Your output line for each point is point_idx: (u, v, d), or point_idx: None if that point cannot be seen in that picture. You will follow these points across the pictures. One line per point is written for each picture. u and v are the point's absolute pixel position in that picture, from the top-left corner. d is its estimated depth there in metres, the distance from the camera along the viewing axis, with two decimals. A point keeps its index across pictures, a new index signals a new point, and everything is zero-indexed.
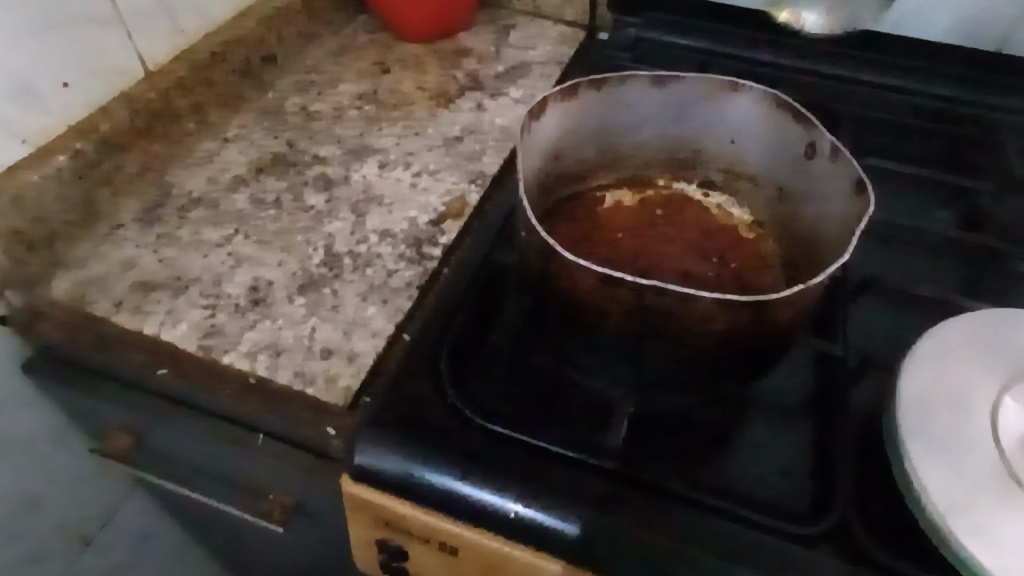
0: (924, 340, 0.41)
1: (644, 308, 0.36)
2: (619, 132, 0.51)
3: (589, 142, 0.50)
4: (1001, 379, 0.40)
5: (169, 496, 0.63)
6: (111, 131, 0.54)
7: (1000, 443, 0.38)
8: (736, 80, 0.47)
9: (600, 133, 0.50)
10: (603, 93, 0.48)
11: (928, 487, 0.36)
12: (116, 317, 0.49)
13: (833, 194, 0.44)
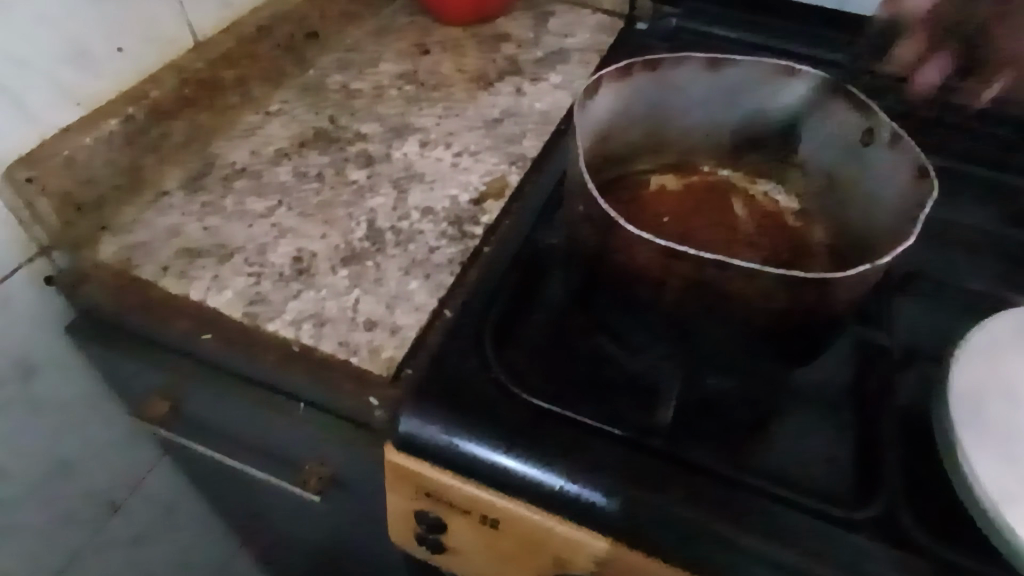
0: (977, 330, 0.41)
1: (703, 283, 0.36)
2: (669, 116, 0.50)
3: (638, 126, 0.50)
4: None
5: (200, 466, 0.64)
6: (161, 98, 0.55)
7: None
8: (793, 65, 0.47)
9: (649, 115, 0.50)
10: (655, 75, 0.47)
11: (980, 477, 0.36)
12: (162, 281, 0.49)
13: (889, 183, 0.43)
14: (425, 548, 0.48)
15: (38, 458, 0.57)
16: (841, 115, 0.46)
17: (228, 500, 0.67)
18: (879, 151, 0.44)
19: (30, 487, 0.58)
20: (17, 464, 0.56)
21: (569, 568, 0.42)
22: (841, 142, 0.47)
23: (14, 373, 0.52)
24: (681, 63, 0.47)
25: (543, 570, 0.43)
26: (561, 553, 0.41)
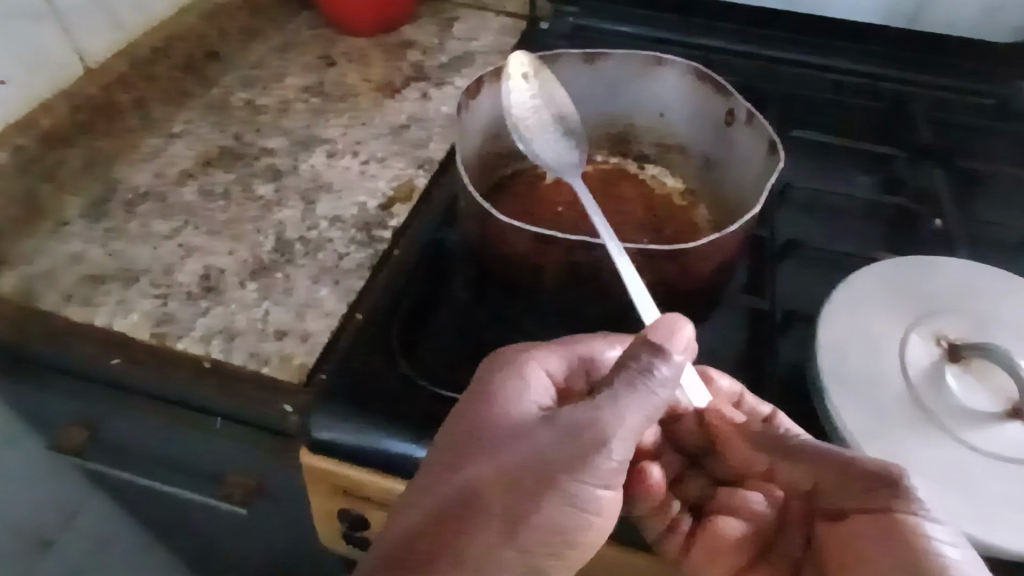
0: (838, 293, 0.45)
1: (575, 263, 0.39)
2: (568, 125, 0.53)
3: (546, 138, 0.52)
4: (910, 320, 0.44)
5: (129, 493, 0.63)
6: (52, 126, 0.55)
7: (908, 378, 0.41)
8: (659, 56, 0.50)
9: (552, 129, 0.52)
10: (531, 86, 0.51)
11: (846, 418, 0.40)
12: (66, 310, 0.49)
13: (752, 158, 0.47)
14: (352, 545, 0.50)
15: None
16: (706, 96, 0.50)
17: (166, 524, 0.66)
18: (740, 128, 0.48)
19: None
20: None
21: None
22: (712, 121, 0.51)
23: None
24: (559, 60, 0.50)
25: None
26: None
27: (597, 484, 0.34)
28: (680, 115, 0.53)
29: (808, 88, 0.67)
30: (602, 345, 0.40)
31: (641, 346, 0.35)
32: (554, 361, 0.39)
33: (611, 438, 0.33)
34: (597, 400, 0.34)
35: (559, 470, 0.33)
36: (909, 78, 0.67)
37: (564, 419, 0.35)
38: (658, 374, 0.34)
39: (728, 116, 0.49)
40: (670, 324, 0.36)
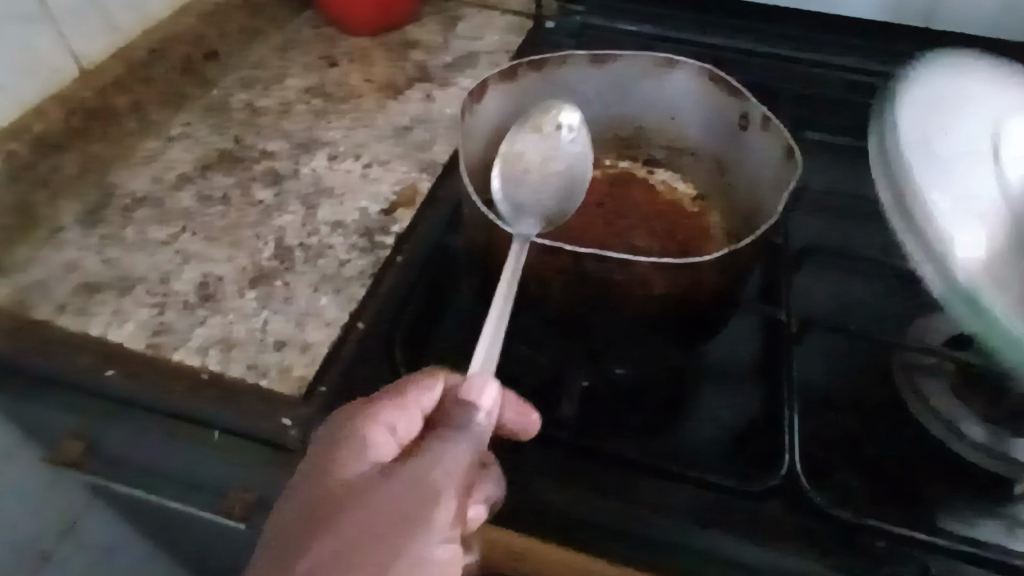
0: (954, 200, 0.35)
1: (584, 276, 0.37)
2: (559, 182, 0.47)
3: (526, 188, 0.46)
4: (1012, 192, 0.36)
5: (128, 503, 0.62)
6: (46, 131, 0.53)
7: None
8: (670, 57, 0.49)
9: (544, 179, 0.47)
10: (557, 134, 0.48)
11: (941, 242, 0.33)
12: (61, 321, 0.48)
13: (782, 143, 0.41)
14: None
15: None
16: (719, 98, 0.48)
17: (164, 533, 0.65)
18: (754, 132, 0.46)
19: None
20: None
21: None
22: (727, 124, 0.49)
23: None
24: (567, 62, 0.49)
25: None
26: None
27: (437, 543, 0.31)
28: (693, 119, 0.51)
29: (822, 88, 0.65)
30: (434, 390, 0.36)
31: (453, 404, 0.35)
32: (397, 416, 0.35)
33: (443, 490, 0.32)
34: (423, 459, 0.33)
35: (395, 537, 0.31)
36: None
37: (394, 482, 0.32)
38: (475, 424, 0.34)
39: (743, 120, 0.47)
40: (477, 378, 0.35)
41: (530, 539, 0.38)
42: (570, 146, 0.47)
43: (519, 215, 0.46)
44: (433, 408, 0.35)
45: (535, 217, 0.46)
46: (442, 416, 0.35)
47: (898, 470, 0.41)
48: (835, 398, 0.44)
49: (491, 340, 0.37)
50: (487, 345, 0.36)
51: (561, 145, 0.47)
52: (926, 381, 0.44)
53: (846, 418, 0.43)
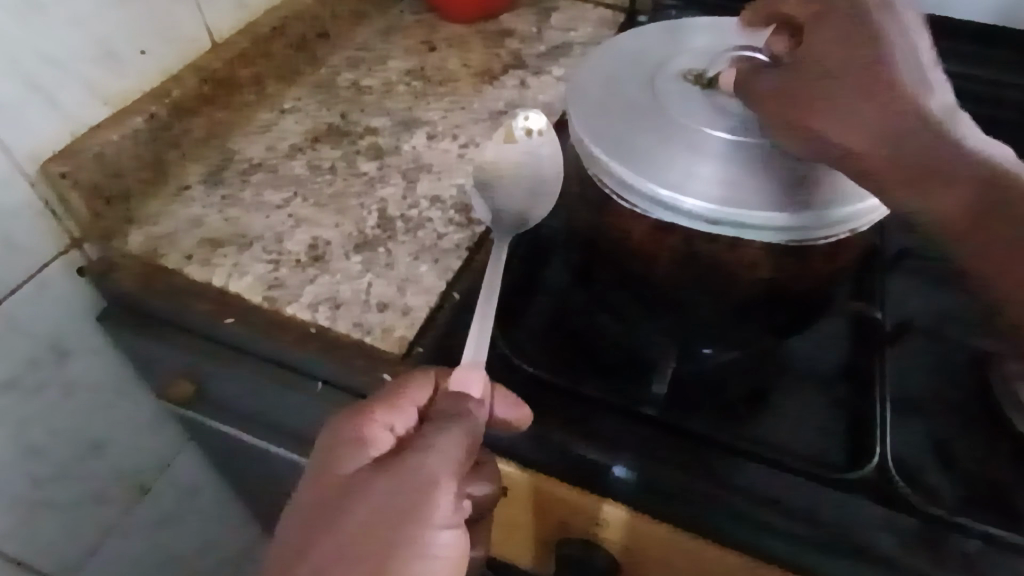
0: (775, 191, 0.37)
1: (693, 255, 0.39)
2: (531, 182, 0.50)
3: (501, 192, 0.51)
4: (810, 183, 0.37)
5: (220, 447, 0.67)
6: (182, 97, 0.58)
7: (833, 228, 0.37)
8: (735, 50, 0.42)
9: (515, 181, 0.50)
10: (531, 140, 0.51)
11: (765, 197, 0.36)
12: (187, 269, 0.52)
13: (738, 131, 0.39)
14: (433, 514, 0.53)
15: (71, 440, 0.60)
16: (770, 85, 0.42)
17: (249, 475, 0.70)
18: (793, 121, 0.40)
19: (62, 471, 0.61)
20: (51, 447, 0.59)
21: (571, 531, 0.46)
22: None
23: (52, 357, 0.55)
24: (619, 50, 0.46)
25: (547, 535, 0.47)
26: (563, 516, 0.45)
27: (439, 526, 0.35)
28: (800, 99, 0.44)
29: None
30: (427, 389, 0.39)
31: (445, 398, 0.38)
32: (395, 416, 0.38)
33: (439, 479, 0.36)
34: (418, 452, 0.36)
35: (400, 520, 0.35)
36: None
37: (393, 472, 0.36)
38: (471, 412, 0.38)
39: None
40: (465, 373, 0.40)
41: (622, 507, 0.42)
42: (542, 149, 0.50)
43: (495, 221, 0.50)
44: (425, 405, 0.39)
45: (513, 216, 0.50)
46: (434, 410, 0.38)
47: (987, 474, 0.41)
48: (924, 401, 0.45)
49: (478, 340, 0.42)
50: (472, 349, 0.42)
51: (528, 146, 0.50)
52: None
53: (934, 422, 0.43)
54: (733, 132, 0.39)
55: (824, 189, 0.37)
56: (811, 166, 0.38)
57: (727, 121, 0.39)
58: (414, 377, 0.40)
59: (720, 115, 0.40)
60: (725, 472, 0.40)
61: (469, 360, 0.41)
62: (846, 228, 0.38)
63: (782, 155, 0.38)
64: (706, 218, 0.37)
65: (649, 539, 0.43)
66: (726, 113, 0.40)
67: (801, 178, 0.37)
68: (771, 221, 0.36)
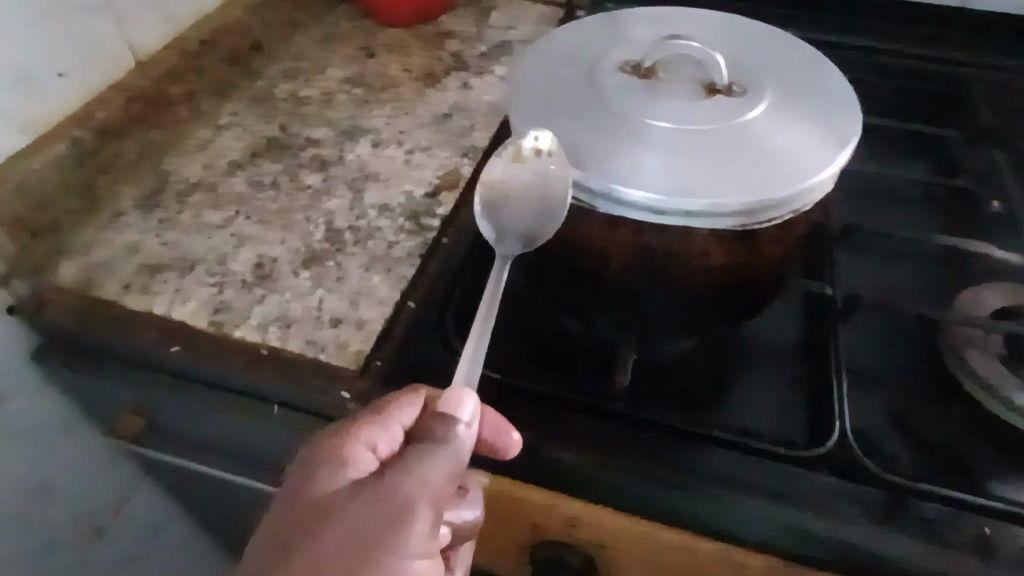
0: (723, 177, 0.36)
1: (644, 247, 0.38)
2: (537, 204, 0.43)
3: (507, 214, 0.45)
4: (757, 165, 0.37)
5: (178, 480, 0.65)
6: (108, 119, 0.55)
7: (785, 206, 0.37)
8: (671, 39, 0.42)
9: (522, 202, 0.44)
10: (539, 160, 0.41)
11: (713, 185, 0.36)
12: (126, 299, 0.50)
13: (678, 123, 0.39)
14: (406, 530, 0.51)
15: (15, 487, 0.57)
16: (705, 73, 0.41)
17: (213, 507, 0.67)
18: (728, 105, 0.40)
19: (7, 521, 0.57)
20: None
21: (542, 534, 0.45)
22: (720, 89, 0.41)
23: None
24: (555, 46, 0.45)
25: (519, 541, 0.46)
26: (535, 522, 0.44)
27: (413, 554, 0.34)
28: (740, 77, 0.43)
29: (857, 71, 0.65)
30: (416, 408, 0.38)
31: (433, 418, 0.36)
32: (379, 435, 0.37)
33: (418, 506, 0.35)
34: (398, 476, 0.35)
35: (373, 546, 0.34)
36: (959, 60, 0.66)
37: (370, 496, 0.35)
38: (457, 438, 0.36)
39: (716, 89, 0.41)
40: (456, 394, 0.36)
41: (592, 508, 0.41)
42: (550, 169, 0.40)
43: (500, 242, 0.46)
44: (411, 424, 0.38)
45: (518, 240, 0.45)
46: (419, 430, 0.36)
47: (940, 440, 0.42)
48: (879, 373, 0.45)
49: (472, 360, 0.39)
50: (467, 369, 0.39)
51: (536, 166, 0.42)
52: (972, 353, 0.44)
53: (889, 393, 0.44)
54: (674, 124, 0.38)
55: (770, 168, 0.37)
56: (752, 149, 0.38)
57: (668, 113, 0.39)
58: (405, 392, 0.38)
59: (660, 108, 0.39)
60: (691, 462, 0.40)
61: (461, 382, 0.38)
62: (795, 207, 0.37)
63: (724, 143, 0.38)
64: (654, 209, 0.36)
65: (622, 538, 0.42)
66: (666, 105, 0.39)
67: (744, 163, 0.37)
68: (722, 207, 0.36)
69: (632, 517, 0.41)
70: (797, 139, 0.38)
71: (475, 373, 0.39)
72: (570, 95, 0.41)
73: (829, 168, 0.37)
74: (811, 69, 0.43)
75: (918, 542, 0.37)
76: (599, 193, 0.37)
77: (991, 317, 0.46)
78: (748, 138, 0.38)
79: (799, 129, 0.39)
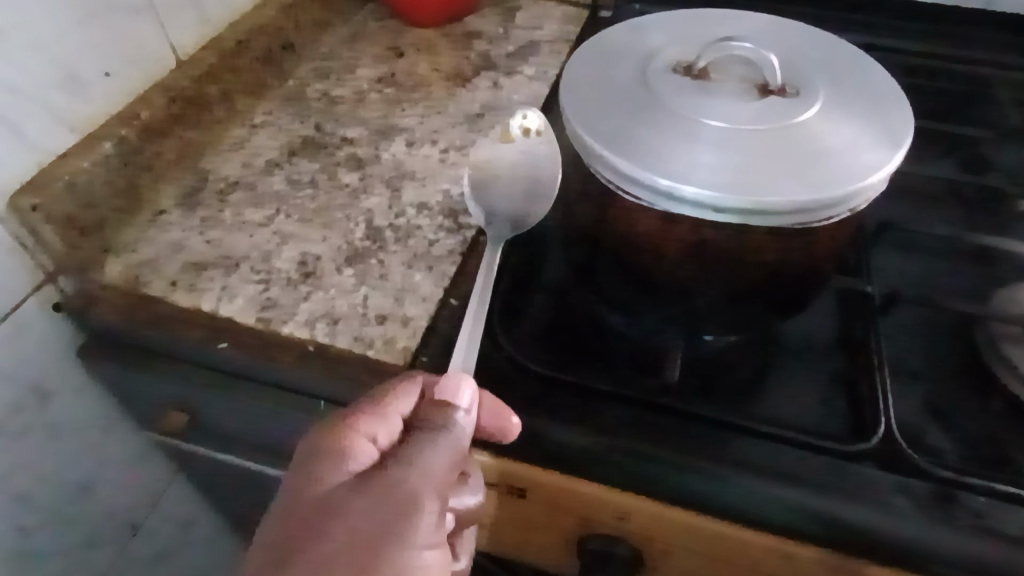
0: (781, 178, 0.37)
1: (701, 243, 0.39)
2: (526, 182, 0.50)
3: (494, 193, 0.51)
4: (813, 165, 0.38)
5: (214, 478, 0.65)
6: (152, 118, 0.55)
7: (842, 206, 0.37)
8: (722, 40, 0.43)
9: (509, 182, 0.51)
10: (528, 141, 0.51)
11: (771, 184, 0.37)
12: (173, 296, 0.50)
13: (733, 122, 0.39)
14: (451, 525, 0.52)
15: (57, 484, 0.57)
16: (761, 73, 0.42)
17: (248, 503, 0.68)
18: (786, 103, 0.41)
19: (49, 517, 0.58)
20: (37, 492, 0.56)
21: (592, 527, 0.45)
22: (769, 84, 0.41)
23: (31, 399, 0.52)
24: (605, 46, 0.46)
25: (567, 533, 0.47)
26: (585, 514, 0.44)
27: (422, 545, 0.35)
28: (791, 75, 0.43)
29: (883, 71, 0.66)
30: (413, 397, 0.38)
31: (430, 407, 0.37)
32: (378, 426, 0.37)
33: (423, 497, 0.36)
34: (401, 469, 0.36)
35: (384, 539, 0.35)
36: (984, 60, 0.67)
37: (374, 489, 0.36)
38: (457, 424, 0.37)
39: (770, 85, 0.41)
40: (454, 381, 0.38)
41: (642, 499, 0.42)
42: (540, 148, 0.51)
43: (490, 221, 0.50)
44: (410, 414, 0.38)
45: (506, 218, 0.51)
46: (418, 419, 0.38)
47: (982, 433, 0.43)
48: (919, 369, 0.46)
49: (466, 348, 0.43)
50: (462, 357, 0.42)
51: (524, 146, 0.51)
52: (1012, 347, 0.45)
53: (930, 388, 0.45)
54: (728, 123, 0.39)
55: (828, 169, 0.37)
56: (810, 150, 0.38)
57: (722, 113, 0.40)
58: (400, 381, 0.39)
59: (717, 108, 0.40)
60: (742, 453, 0.41)
61: (458, 368, 0.41)
62: (850, 206, 0.38)
63: (779, 141, 0.38)
64: (711, 206, 0.37)
65: (672, 531, 0.43)
66: (720, 105, 0.40)
67: (799, 161, 0.38)
68: (781, 206, 0.36)
69: (681, 509, 0.42)
70: (851, 139, 0.39)
71: (471, 360, 0.42)
72: (625, 96, 0.42)
73: (885, 167, 0.38)
74: (858, 69, 0.44)
75: (970, 534, 0.37)
76: (658, 191, 0.38)
77: None
78: (805, 138, 0.39)
79: (851, 128, 0.39)
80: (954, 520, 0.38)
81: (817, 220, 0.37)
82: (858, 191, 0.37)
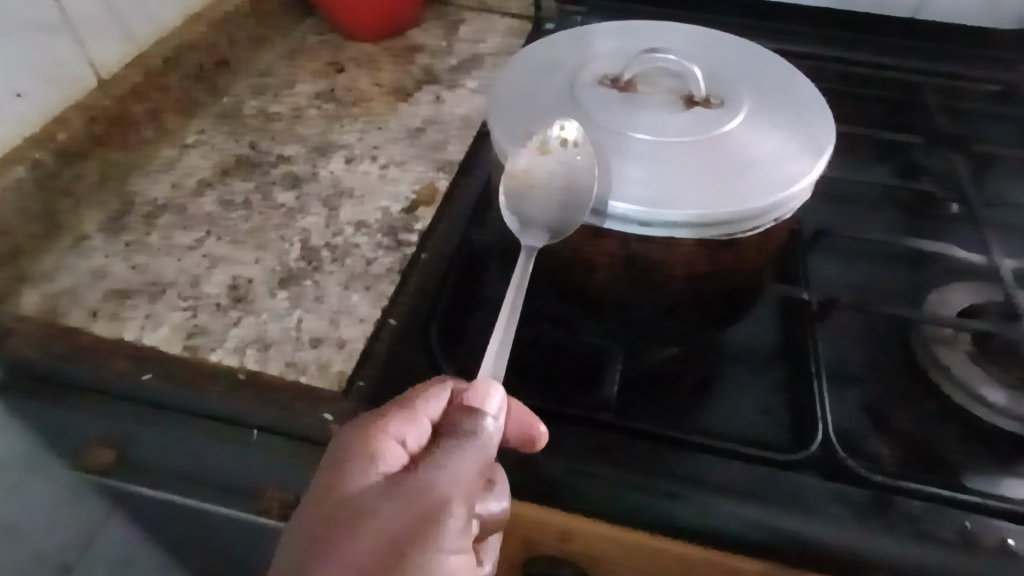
0: (704, 191, 0.37)
1: (631, 257, 0.39)
2: (565, 194, 0.42)
3: (532, 202, 0.43)
4: (738, 176, 0.37)
5: (150, 515, 0.62)
6: (69, 140, 0.54)
7: (764, 216, 0.37)
8: (648, 53, 0.43)
9: (549, 193, 0.43)
10: (567, 151, 0.41)
11: (693, 196, 0.36)
12: (94, 327, 0.48)
13: (660, 134, 0.39)
14: None
15: None
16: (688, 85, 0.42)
17: (188, 538, 0.65)
18: (715, 115, 0.41)
19: None
20: None
21: (536, 551, 0.44)
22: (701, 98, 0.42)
23: None
24: (536, 61, 0.45)
25: (513, 558, 0.46)
26: (528, 538, 0.43)
27: (450, 551, 0.32)
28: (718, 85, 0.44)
29: (820, 80, 0.67)
30: (442, 400, 0.36)
31: (459, 411, 0.35)
32: (407, 429, 0.35)
33: (451, 500, 0.33)
34: (430, 472, 0.33)
35: (410, 543, 0.32)
36: (914, 67, 0.68)
37: (403, 492, 0.33)
38: (485, 431, 0.35)
39: (705, 100, 0.41)
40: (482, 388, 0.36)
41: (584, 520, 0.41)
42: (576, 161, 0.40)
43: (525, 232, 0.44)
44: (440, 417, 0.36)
45: (546, 229, 0.43)
46: (445, 424, 0.35)
47: (917, 436, 0.43)
48: (857, 374, 0.46)
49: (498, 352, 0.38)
50: (494, 360, 0.38)
51: (563, 157, 0.41)
52: (944, 350, 0.46)
53: (868, 393, 0.45)
54: (655, 136, 0.39)
55: (751, 181, 0.37)
56: (736, 162, 0.38)
57: (649, 126, 0.40)
58: (431, 385, 0.37)
59: (645, 122, 0.40)
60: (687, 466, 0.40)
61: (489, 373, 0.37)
62: (775, 217, 0.38)
63: (705, 153, 0.38)
64: (638, 220, 0.36)
65: (615, 552, 0.41)
66: (647, 118, 0.40)
67: (724, 172, 0.38)
68: (700, 218, 0.36)
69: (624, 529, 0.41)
70: (775, 149, 0.39)
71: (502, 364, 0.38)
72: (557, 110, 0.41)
73: (807, 177, 0.38)
74: (784, 80, 0.44)
75: (907, 539, 0.37)
76: None
77: (959, 316, 0.47)
78: (732, 150, 0.39)
79: (775, 140, 0.39)
80: (890, 526, 0.37)
81: (740, 231, 0.37)
82: (780, 203, 0.37)
